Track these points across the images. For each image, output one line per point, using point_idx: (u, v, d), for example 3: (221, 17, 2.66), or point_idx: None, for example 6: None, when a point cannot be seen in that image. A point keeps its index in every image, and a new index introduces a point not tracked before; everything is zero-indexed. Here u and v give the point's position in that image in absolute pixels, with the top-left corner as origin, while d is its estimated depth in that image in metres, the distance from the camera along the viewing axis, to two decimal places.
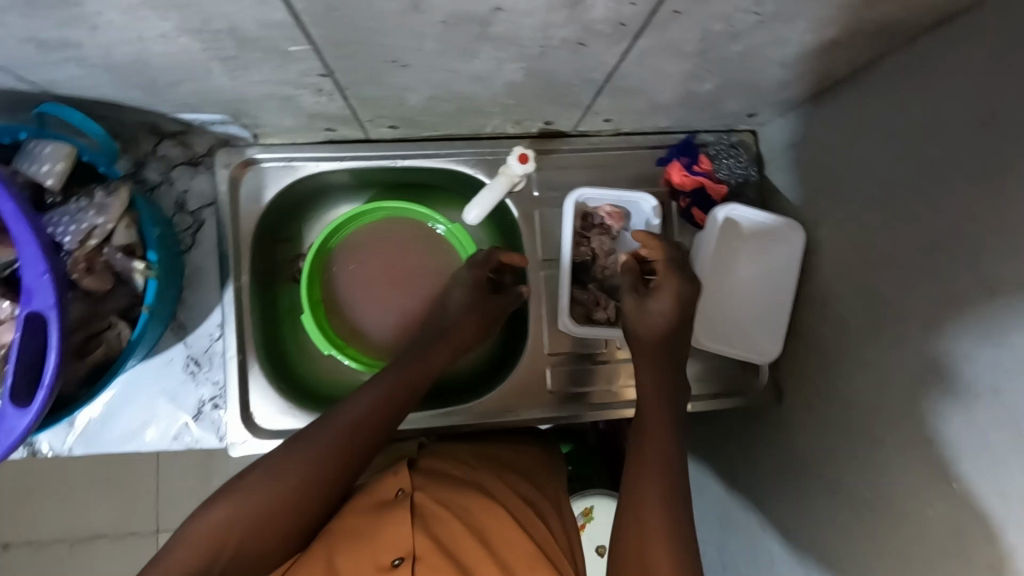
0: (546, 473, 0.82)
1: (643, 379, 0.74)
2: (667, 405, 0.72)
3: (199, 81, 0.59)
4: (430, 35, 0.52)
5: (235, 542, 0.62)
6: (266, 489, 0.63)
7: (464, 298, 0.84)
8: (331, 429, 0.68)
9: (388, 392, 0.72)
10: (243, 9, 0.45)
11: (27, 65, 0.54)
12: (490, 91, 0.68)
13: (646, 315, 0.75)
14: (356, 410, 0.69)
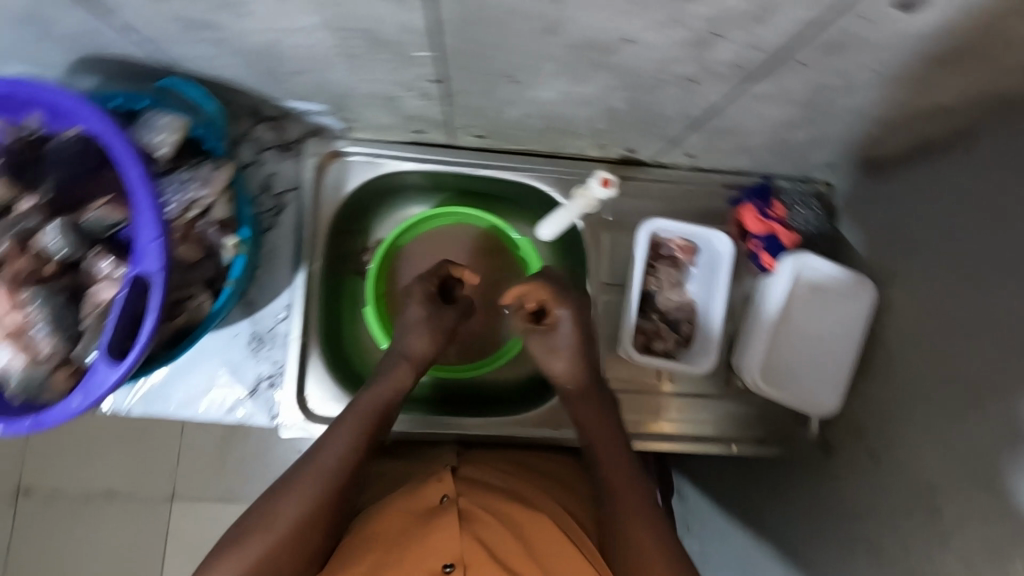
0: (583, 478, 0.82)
1: (588, 420, 0.76)
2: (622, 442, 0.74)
3: (317, 73, 0.62)
4: (553, 56, 0.53)
5: None
6: (276, 523, 0.62)
7: (421, 313, 0.82)
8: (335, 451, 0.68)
9: (368, 411, 0.72)
10: (388, 11, 0.48)
11: (167, 40, 0.57)
12: (587, 114, 0.70)
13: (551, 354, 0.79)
14: (339, 434, 0.70)
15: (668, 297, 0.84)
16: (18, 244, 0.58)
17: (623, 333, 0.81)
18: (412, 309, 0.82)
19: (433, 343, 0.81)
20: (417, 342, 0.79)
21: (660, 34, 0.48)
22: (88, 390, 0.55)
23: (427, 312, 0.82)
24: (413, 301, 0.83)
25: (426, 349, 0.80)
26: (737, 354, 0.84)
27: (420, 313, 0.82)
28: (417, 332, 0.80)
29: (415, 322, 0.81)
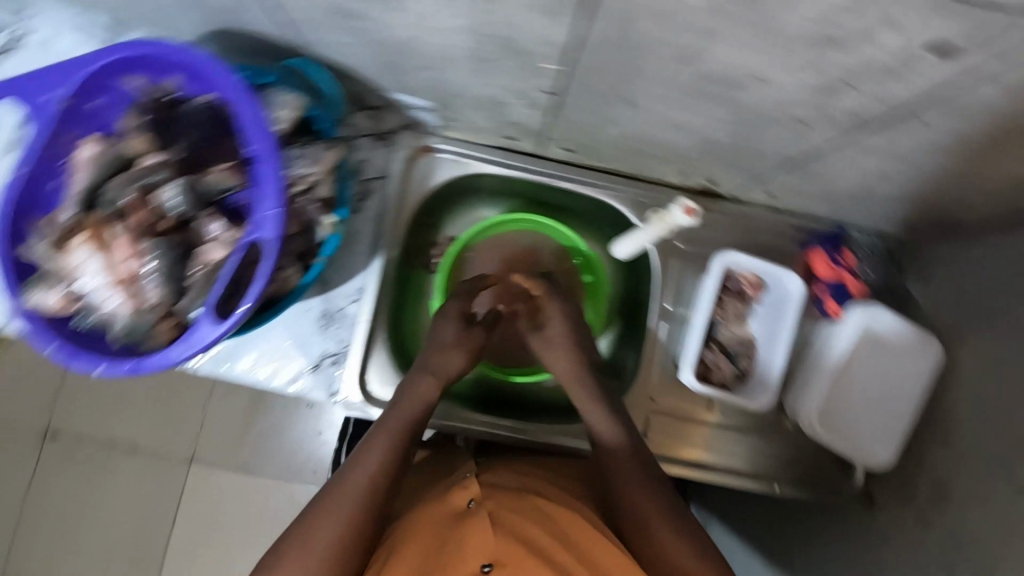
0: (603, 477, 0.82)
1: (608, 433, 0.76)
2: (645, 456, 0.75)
3: (438, 71, 0.65)
4: (678, 84, 0.55)
5: None
6: (321, 535, 0.63)
7: (455, 332, 0.83)
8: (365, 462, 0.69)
9: (399, 426, 0.73)
10: (536, 25, 0.50)
11: (309, 24, 0.60)
12: (685, 142, 0.71)
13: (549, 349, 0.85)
14: (372, 446, 0.71)
15: (730, 330, 0.84)
16: (140, 197, 0.61)
17: (683, 360, 0.81)
18: (445, 326, 0.83)
19: (463, 363, 0.83)
20: (445, 363, 0.81)
21: (794, 76, 0.50)
22: (189, 344, 0.58)
23: (460, 331, 0.84)
24: (446, 322, 0.84)
25: (456, 368, 0.82)
26: (795, 396, 0.85)
27: (452, 333, 0.83)
28: (451, 352, 0.82)
29: (446, 341, 0.82)
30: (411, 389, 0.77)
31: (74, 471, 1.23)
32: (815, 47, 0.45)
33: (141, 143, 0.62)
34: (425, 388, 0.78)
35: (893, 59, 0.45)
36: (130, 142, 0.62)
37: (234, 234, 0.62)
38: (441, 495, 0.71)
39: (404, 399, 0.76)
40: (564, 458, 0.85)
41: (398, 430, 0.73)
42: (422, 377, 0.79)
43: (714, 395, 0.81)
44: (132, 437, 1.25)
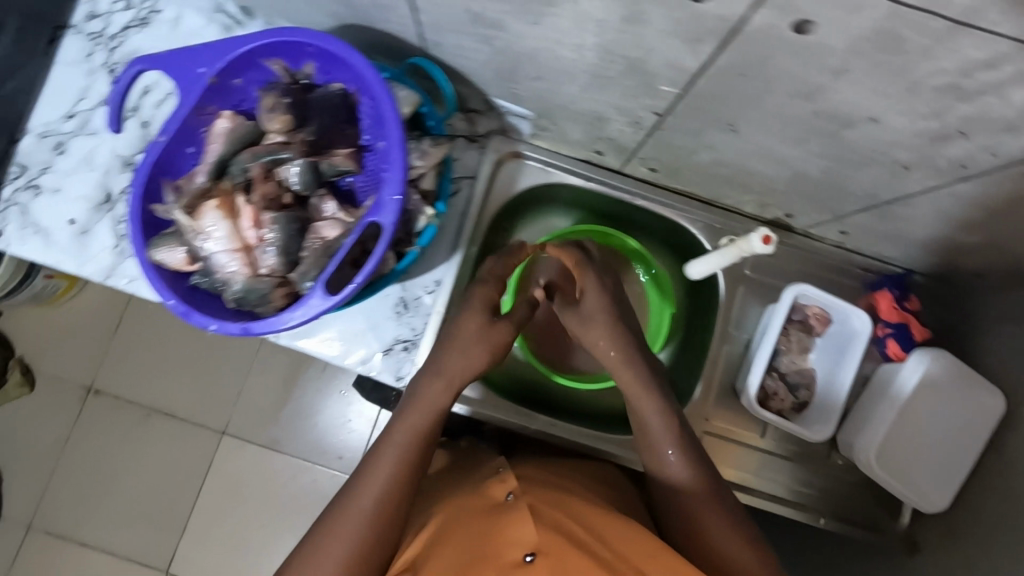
0: (628, 490, 0.84)
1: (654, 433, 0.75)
2: (688, 461, 0.73)
3: (552, 82, 0.69)
4: (789, 117, 0.59)
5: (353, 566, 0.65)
6: (350, 514, 0.67)
7: (476, 326, 0.79)
8: (395, 444, 0.71)
9: (423, 416, 0.73)
10: (668, 50, 0.54)
11: (442, 28, 0.64)
12: (773, 173, 0.74)
13: (585, 326, 0.83)
14: (401, 427, 0.72)
15: (792, 360, 0.86)
16: (264, 170, 0.66)
17: (746, 385, 0.83)
18: (468, 320, 0.79)
19: (485, 360, 0.79)
20: (459, 363, 0.76)
21: (909, 120, 0.53)
22: (303, 313, 0.63)
23: (482, 329, 0.79)
24: (468, 316, 0.79)
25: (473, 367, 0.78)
26: (855, 437, 0.84)
27: (474, 326, 0.78)
28: (476, 343, 0.78)
29: (465, 346, 0.78)
30: (420, 399, 0.74)
31: (119, 421, 1.51)
32: (941, 94, 0.48)
33: (282, 120, 0.65)
34: (433, 400, 0.75)
35: (1013, 113, 0.47)
36: (268, 118, 0.65)
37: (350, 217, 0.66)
38: (477, 492, 0.71)
39: (411, 411, 0.73)
40: (588, 467, 0.86)
41: (411, 438, 0.71)
42: (429, 389, 0.75)
43: (775, 421, 0.82)
44: (171, 404, 1.52)
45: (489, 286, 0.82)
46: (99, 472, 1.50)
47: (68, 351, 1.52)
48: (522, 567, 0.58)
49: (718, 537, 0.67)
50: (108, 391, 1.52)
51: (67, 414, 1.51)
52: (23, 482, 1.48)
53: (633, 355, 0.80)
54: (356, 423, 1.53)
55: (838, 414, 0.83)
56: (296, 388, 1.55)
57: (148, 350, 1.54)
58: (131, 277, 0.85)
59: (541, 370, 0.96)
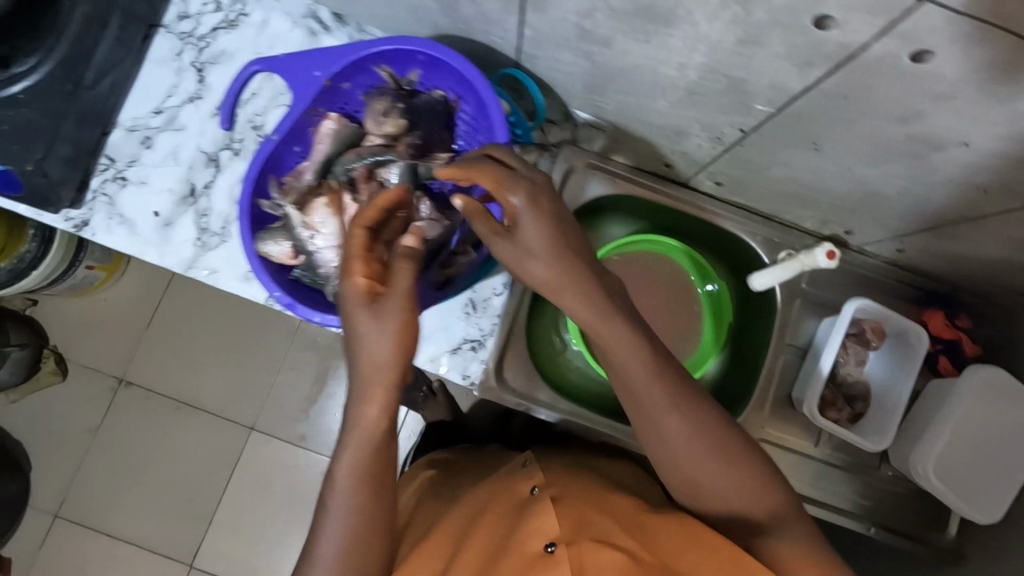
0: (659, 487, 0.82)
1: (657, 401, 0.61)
2: (699, 424, 0.61)
3: (642, 97, 0.72)
4: (879, 137, 0.62)
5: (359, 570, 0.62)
6: (331, 528, 0.61)
7: (369, 318, 0.59)
8: (351, 448, 0.61)
9: (375, 413, 0.60)
10: (776, 71, 0.57)
11: (545, 43, 0.67)
12: (844, 190, 0.78)
13: (525, 263, 0.63)
14: (352, 435, 0.61)
15: (849, 371, 0.89)
16: (366, 170, 0.69)
17: (809, 395, 0.86)
18: (355, 322, 0.59)
19: (403, 339, 0.59)
20: (377, 346, 0.59)
21: (1001, 145, 0.56)
22: None
23: (372, 319, 0.58)
24: (359, 318, 0.59)
25: (386, 357, 0.59)
26: (912, 449, 0.86)
27: (366, 319, 0.58)
28: (375, 333, 0.59)
29: (376, 340, 0.58)
30: (357, 421, 0.61)
31: (151, 412, 1.52)
32: None
33: (397, 123, 0.69)
34: (370, 425, 0.61)
35: None
36: (385, 123, 0.69)
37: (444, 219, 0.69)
38: (506, 487, 0.74)
39: (351, 436, 0.61)
40: (618, 462, 0.89)
41: (367, 452, 0.61)
42: (364, 413, 0.60)
43: (838, 431, 0.85)
44: (203, 398, 1.53)
45: (359, 260, 0.60)
46: (128, 462, 1.51)
47: (104, 340, 1.54)
48: (545, 558, 0.59)
49: (738, 512, 0.60)
50: (142, 381, 1.54)
51: (99, 402, 1.52)
52: (54, 469, 1.49)
53: (583, 278, 0.62)
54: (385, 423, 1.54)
55: (900, 418, 0.85)
56: (327, 385, 1.56)
57: (182, 343, 1.55)
58: (212, 268, 0.88)
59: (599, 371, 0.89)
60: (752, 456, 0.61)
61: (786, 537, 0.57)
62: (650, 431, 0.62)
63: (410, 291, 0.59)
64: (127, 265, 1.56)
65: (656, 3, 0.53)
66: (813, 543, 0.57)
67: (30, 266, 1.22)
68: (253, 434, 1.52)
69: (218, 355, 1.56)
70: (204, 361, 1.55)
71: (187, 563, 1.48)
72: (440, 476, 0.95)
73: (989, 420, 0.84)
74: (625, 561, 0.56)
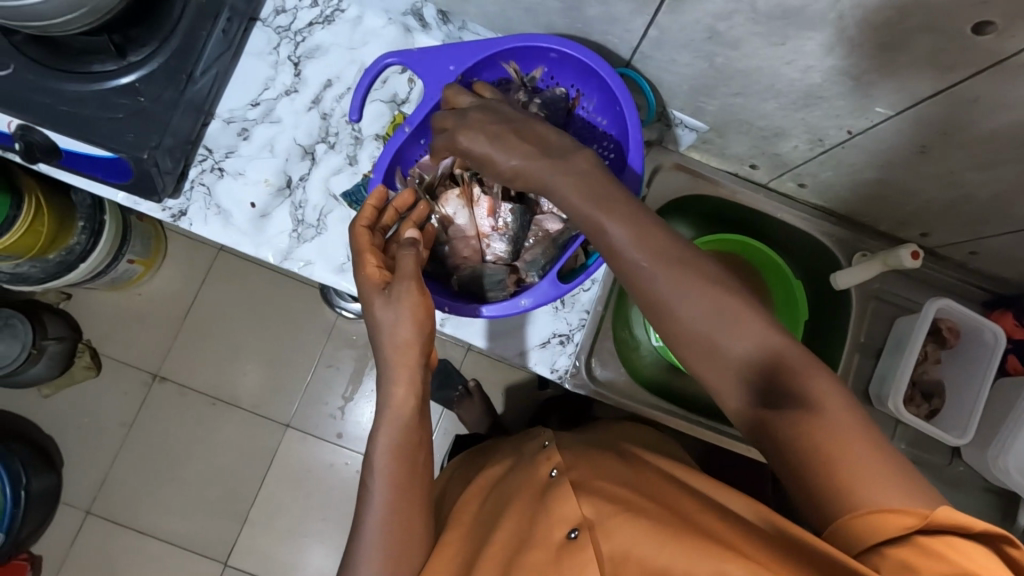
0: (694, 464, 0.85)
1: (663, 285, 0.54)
2: (702, 307, 0.53)
3: (752, 99, 0.74)
4: (990, 142, 0.66)
5: (406, 552, 0.64)
6: (373, 519, 0.63)
7: (382, 302, 0.62)
8: (384, 433, 0.63)
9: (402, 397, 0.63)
10: (909, 73, 0.60)
11: (669, 44, 0.70)
12: (932, 192, 0.81)
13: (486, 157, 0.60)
14: (384, 421, 0.64)
15: (927, 369, 0.93)
16: None
17: (895, 390, 0.88)
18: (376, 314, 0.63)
19: (415, 318, 0.61)
20: (397, 326, 0.61)
21: None
22: (533, 298, 0.66)
23: (386, 302, 0.62)
24: (372, 304, 0.63)
25: (406, 332, 0.61)
26: (989, 446, 0.89)
27: (380, 304, 0.62)
28: (393, 312, 0.61)
29: (394, 323, 0.61)
30: (387, 404, 0.64)
31: (185, 408, 1.51)
32: None
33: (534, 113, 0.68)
34: (402, 403, 0.64)
35: None
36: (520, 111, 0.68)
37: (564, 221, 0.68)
38: (528, 475, 0.73)
39: (384, 422, 0.64)
40: (650, 440, 0.88)
41: (399, 430, 0.64)
42: (393, 394, 0.63)
43: (923, 427, 0.87)
44: (238, 394, 1.52)
45: (369, 253, 0.65)
46: (161, 458, 1.49)
47: (140, 334, 1.52)
48: (568, 544, 0.57)
49: (742, 384, 0.52)
50: (177, 376, 1.52)
51: (133, 398, 1.50)
52: (85, 465, 1.47)
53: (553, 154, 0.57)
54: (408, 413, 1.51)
55: (979, 410, 0.87)
56: (363, 382, 1.55)
57: (219, 339, 1.54)
58: (306, 260, 0.88)
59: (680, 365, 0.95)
60: (761, 315, 0.53)
61: (808, 389, 0.49)
62: (654, 303, 0.55)
63: (414, 270, 0.62)
64: (165, 259, 1.55)
65: (810, 6, 0.56)
66: (843, 408, 0.48)
67: (79, 258, 1.20)
68: (289, 432, 1.51)
69: (253, 352, 1.55)
70: (240, 358, 1.54)
71: (221, 560, 1.46)
72: (470, 459, 0.99)
73: None
74: (651, 538, 0.53)
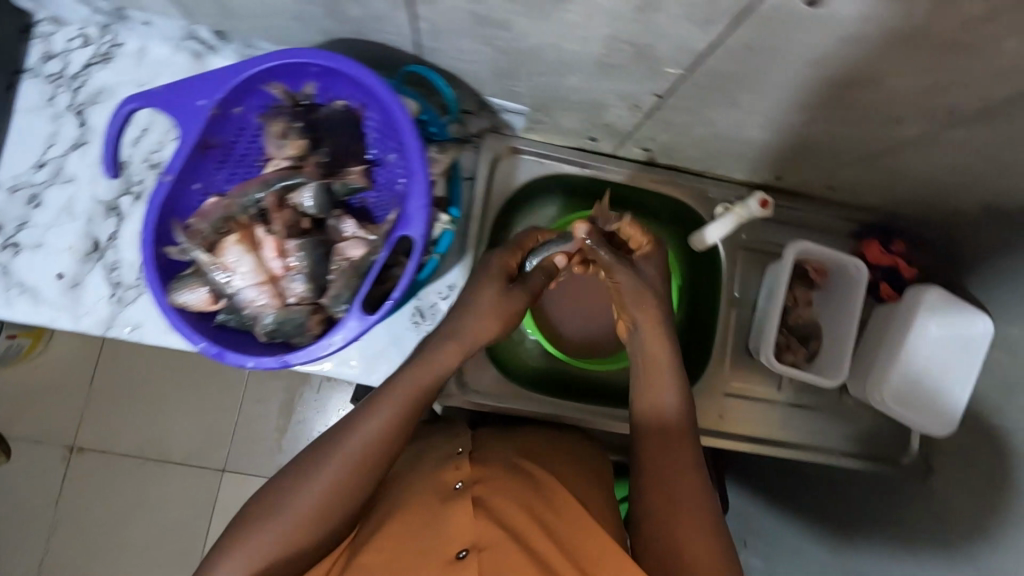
0: (592, 457, 0.80)
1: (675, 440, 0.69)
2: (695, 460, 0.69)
3: (554, 76, 0.69)
4: (789, 87, 0.61)
5: (340, 501, 0.61)
6: (335, 455, 0.61)
7: (494, 288, 0.75)
8: (400, 385, 0.67)
9: (432, 376, 0.68)
10: (681, 34, 0.55)
11: (446, 33, 0.64)
12: (770, 141, 0.77)
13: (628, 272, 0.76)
14: (401, 379, 0.67)
15: (801, 314, 0.91)
16: (277, 199, 0.64)
17: (765, 342, 0.87)
18: (483, 287, 0.74)
19: (496, 327, 0.75)
20: (473, 322, 0.72)
21: (907, 78, 0.56)
22: (343, 335, 0.61)
23: (495, 289, 0.75)
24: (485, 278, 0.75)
25: (491, 334, 0.74)
26: (867, 379, 0.89)
27: (491, 288, 0.74)
28: (485, 315, 0.73)
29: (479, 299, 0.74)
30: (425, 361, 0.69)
31: (110, 474, 1.35)
32: (941, 51, 0.51)
33: (298, 144, 0.64)
34: (439, 364, 0.69)
35: (1007, 62, 0.51)
36: (279, 145, 0.64)
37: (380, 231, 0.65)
38: (431, 472, 0.67)
39: (413, 374, 0.68)
40: (564, 442, 0.81)
41: (418, 394, 0.67)
42: (443, 351, 0.70)
43: (797, 375, 0.85)
44: (169, 449, 1.38)
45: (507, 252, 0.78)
46: (94, 534, 1.35)
47: (42, 408, 1.36)
48: (455, 563, 0.54)
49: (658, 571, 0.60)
50: (95, 444, 1.37)
51: (55, 473, 1.35)
52: (11, 558, 1.32)
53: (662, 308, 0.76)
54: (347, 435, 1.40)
55: (853, 339, 0.86)
56: (296, 412, 1.42)
57: (132, 397, 1.38)
58: (135, 324, 0.81)
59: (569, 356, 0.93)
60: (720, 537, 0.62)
61: None
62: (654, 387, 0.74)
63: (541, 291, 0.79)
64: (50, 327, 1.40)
65: None
66: None
67: None
68: (225, 477, 1.37)
69: (179, 399, 1.40)
70: (162, 409, 1.39)
71: None
72: None
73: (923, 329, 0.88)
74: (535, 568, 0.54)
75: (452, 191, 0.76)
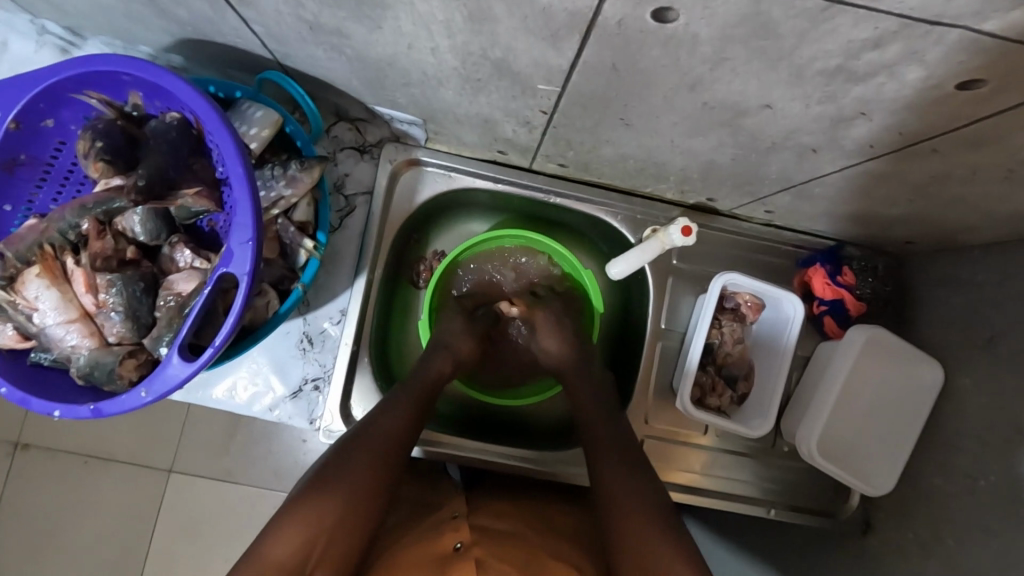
0: (542, 509, 0.73)
1: (615, 484, 0.62)
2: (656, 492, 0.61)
3: (425, 88, 0.60)
4: (680, 110, 0.52)
5: (362, 516, 0.55)
6: (368, 457, 0.58)
7: (458, 323, 0.80)
8: (403, 398, 0.66)
9: (425, 393, 0.69)
10: (531, 47, 0.46)
11: (284, 39, 0.56)
12: (685, 164, 0.67)
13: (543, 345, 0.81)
14: (397, 405, 0.65)
15: (730, 352, 0.82)
16: (98, 224, 0.58)
17: (682, 384, 0.79)
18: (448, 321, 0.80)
19: (475, 348, 0.80)
20: (461, 343, 0.78)
21: (805, 106, 0.47)
22: (161, 384, 0.53)
23: (460, 322, 0.81)
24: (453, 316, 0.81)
25: (467, 356, 0.78)
26: (799, 426, 0.80)
27: (458, 324, 0.80)
28: (453, 333, 0.79)
29: (456, 331, 0.79)
30: (424, 375, 0.71)
31: (41, 481, 1.01)
32: (830, 77, 0.42)
33: (98, 167, 0.58)
34: (435, 376, 0.72)
35: (912, 90, 0.42)
36: (86, 166, 0.58)
37: (209, 262, 0.58)
38: (426, 535, 0.61)
39: (410, 391, 0.68)
40: (525, 500, 0.74)
41: (415, 412, 0.66)
42: (434, 367, 0.73)
43: (713, 420, 0.78)
44: (107, 447, 1.03)
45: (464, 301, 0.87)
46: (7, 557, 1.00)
47: None
48: None
49: None
50: (39, 439, 1.03)
51: None
52: None
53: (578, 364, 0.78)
54: (317, 438, 1.06)
55: (780, 393, 0.79)
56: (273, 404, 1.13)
57: None
58: None
59: (477, 395, 0.84)
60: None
61: None
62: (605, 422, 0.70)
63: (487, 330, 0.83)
64: None
65: None
66: None
67: None
68: (173, 481, 1.03)
69: None
70: None
71: None
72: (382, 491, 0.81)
73: (866, 374, 0.79)
74: None
75: (325, 210, 0.69)
